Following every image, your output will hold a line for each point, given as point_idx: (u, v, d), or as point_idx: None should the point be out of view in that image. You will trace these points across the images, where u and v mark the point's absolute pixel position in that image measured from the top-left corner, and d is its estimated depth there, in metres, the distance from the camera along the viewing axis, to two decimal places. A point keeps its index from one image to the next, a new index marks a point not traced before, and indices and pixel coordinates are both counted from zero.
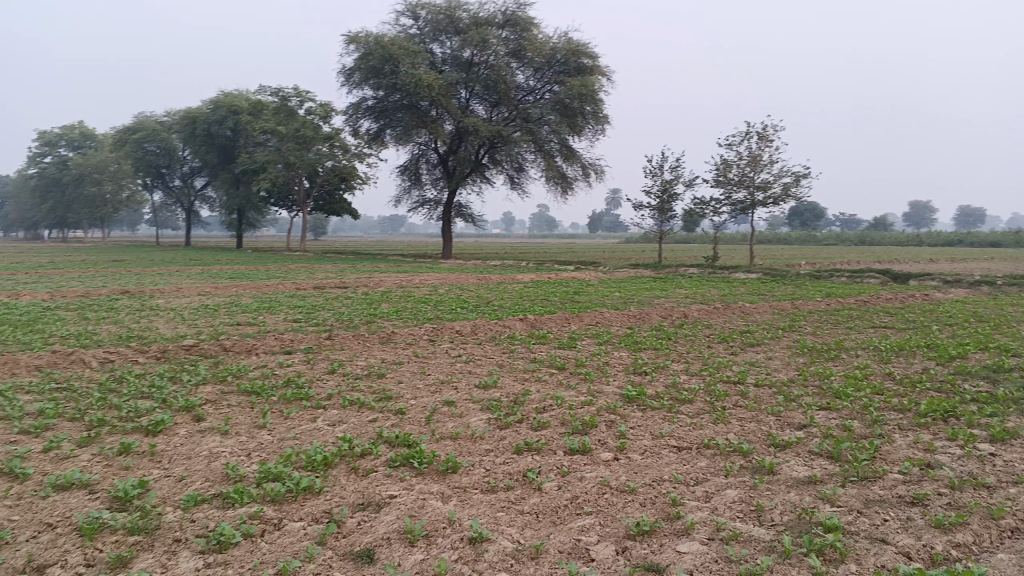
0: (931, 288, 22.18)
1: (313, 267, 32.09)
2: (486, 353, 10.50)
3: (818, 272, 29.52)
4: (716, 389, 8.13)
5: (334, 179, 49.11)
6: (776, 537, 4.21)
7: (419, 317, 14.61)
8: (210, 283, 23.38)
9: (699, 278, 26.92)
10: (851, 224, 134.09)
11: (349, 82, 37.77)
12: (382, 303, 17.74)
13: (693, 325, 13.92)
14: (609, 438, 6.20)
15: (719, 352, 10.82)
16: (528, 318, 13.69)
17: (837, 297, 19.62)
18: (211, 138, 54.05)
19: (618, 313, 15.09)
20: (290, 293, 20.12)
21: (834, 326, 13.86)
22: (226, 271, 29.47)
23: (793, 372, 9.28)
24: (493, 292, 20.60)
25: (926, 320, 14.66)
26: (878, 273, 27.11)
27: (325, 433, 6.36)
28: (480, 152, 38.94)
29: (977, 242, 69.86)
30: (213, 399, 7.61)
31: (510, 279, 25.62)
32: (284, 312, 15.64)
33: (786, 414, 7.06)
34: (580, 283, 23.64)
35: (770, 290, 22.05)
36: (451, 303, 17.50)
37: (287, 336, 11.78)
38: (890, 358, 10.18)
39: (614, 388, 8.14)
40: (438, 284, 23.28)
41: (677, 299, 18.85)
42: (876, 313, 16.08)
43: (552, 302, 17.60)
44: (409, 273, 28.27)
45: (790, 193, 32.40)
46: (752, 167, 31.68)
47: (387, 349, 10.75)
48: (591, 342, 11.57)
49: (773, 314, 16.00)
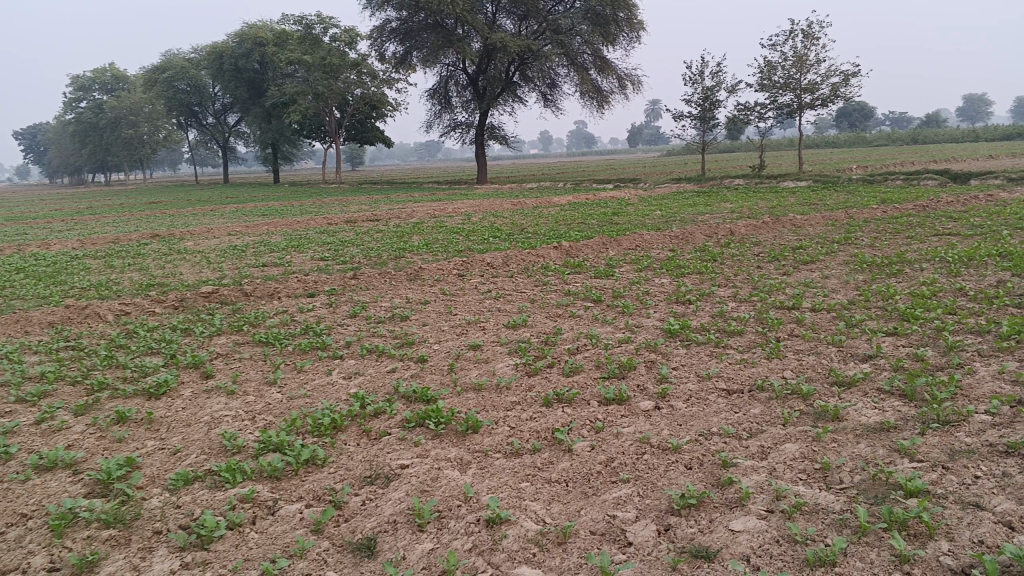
0: (995, 187, 20.86)
1: (346, 200, 31.54)
2: (520, 286, 9.86)
3: (872, 176, 28.15)
4: (767, 317, 7.39)
5: (364, 107, 48.27)
6: (847, 506, 3.58)
7: (450, 249, 13.98)
8: (242, 222, 22.97)
9: (746, 190, 25.76)
10: (900, 122, 129.13)
11: (371, 4, 36.48)
12: (413, 234, 17.10)
13: (741, 243, 13.04)
14: (649, 383, 5.56)
15: (769, 273, 10.00)
16: (563, 246, 12.98)
17: (893, 203, 18.50)
18: (239, 72, 53.12)
19: (659, 234, 14.26)
20: (320, 229, 19.61)
21: (895, 236, 12.86)
22: (260, 208, 29.13)
23: (852, 292, 8.48)
24: (528, 217, 19.85)
25: (995, 224, 13.56)
26: (936, 174, 25.63)
27: (338, 390, 5.83)
28: (511, 70, 37.64)
29: None
30: (226, 353, 7.14)
31: (547, 201, 24.76)
32: (313, 250, 15.13)
33: (850, 344, 6.33)
34: (620, 203, 22.72)
35: (820, 199, 20.95)
36: (485, 231, 16.80)
37: (311, 277, 11.26)
38: (960, 270, 9.31)
39: (655, 321, 7.46)
40: (472, 211, 22.60)
41: (723, 215, 17.84)
42: (937, 219, 15.02)
43: (590, 225, 16.78)
44: (443, 201, 27.60)
45: (839, 93, 30.74)
46: (798, 68, 30.00)
47: (415, 287, 10.17)
48: (631, 269, 10.83)
49: (825, 226, 15.03)
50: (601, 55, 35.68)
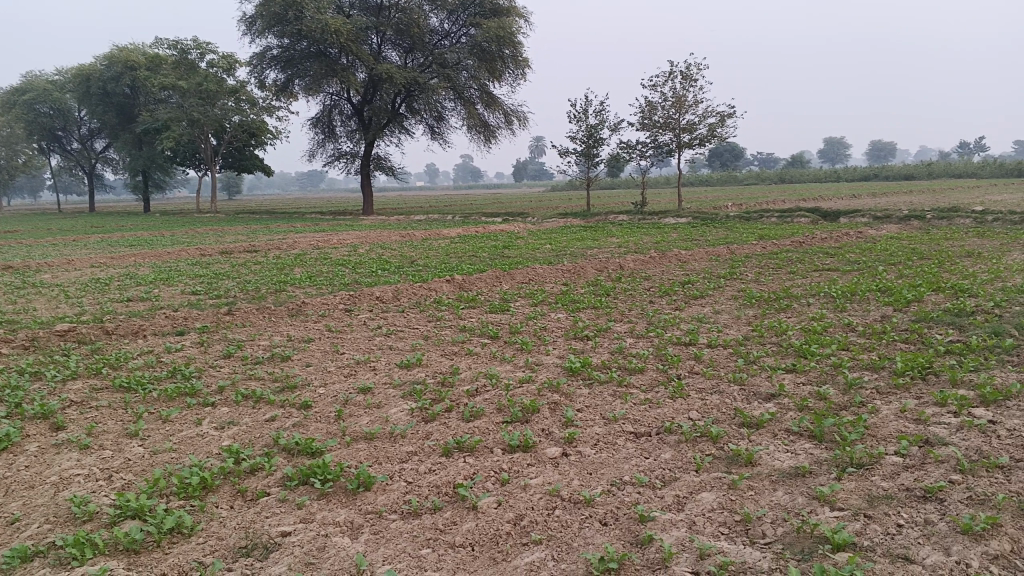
0: (862, 224, 21.98)
1: (223, 230, 30.19)
2: (410, 322, 9.41)
3: (748, 213, 29.23)
4: (666, 353, 7.23)
5: (243, 135, 46.71)
6: (776, 564, 3.34)
7: (335, 282, 13.36)
8: (107, 253, 21.45)
9: (630, 225, 26.21)
10: (769, 163, 136.37)
11: (251, 30, 35.36)
12: (295, 267, 16.36)
13: (631, 277, 13.05)
14: (554, 426, 5.24)
15: (663, 308, 9.95)
16: (454, 279, 12.61)
17: (772, 239, 19.12)
18: (108, 96, 50.46)
19: (551, 268, 14.11)
20: (193, 260, 18.51)
21: (778, 271, 13.17)
22: (128, 238, 27.42)
23: (746, 327, 8.49)
24: (416, 249, 19.39)
25: (869, 260, 14.12)
26: (807, 212, 26.82)
27: (211, 443, 5.24)
28: (397, 101, 37.26)
29: (891, 176, 71.28)
30: (80, 400, 6.36)
31: (436, 234, 24.40)
32: (185, 283, 14.16)
33: (751, 382, 6.22)
34: (508, 236, 22.62)
35: (703, 234, 21.49)
36: (372, 264, 16.24)
37: (182, 313, 10.43)
38: (845, 305, 9.52)
39: (554, 359, 7.18)
40: (358, 243, 21.93)
41: (611, 249, 17.96)
42: (815, 254, 15.54)
43: (480, 258, 16.51)
44: (327, 232, 26.82)
45: (715, 134, 31.92)
46: (677, 108, 30.97)
47: (297, 323, 9.55)
48: (525, 303, 10.57)
49: (711, 261, 15.29)
50: (488, 89, 35.87)
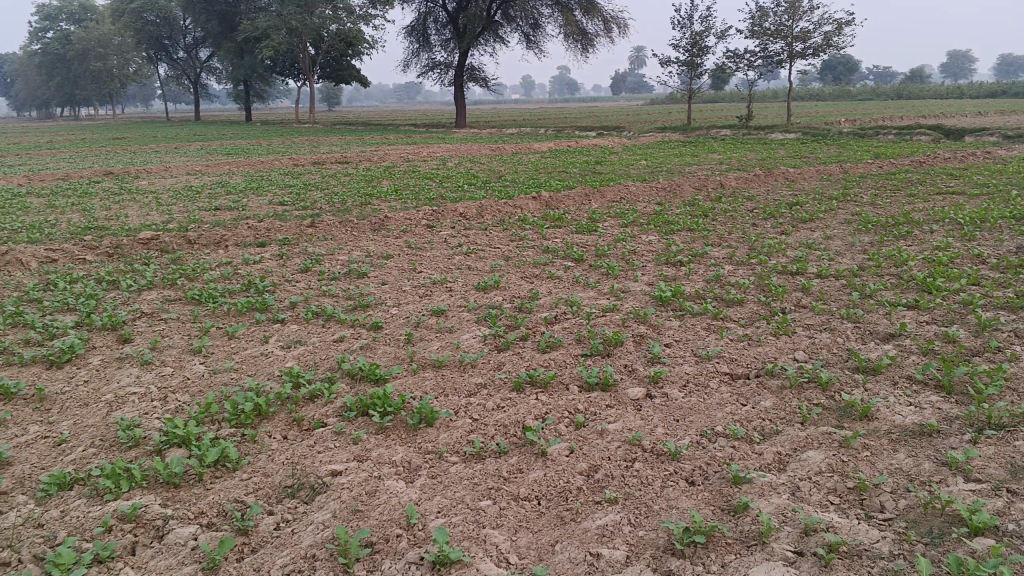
0: (991, 143, 20.15)
1: (317, 141, 30.24)
2: (493, 241, 8.94)
3: (863, 130, 27.28)
4: (770, 283, 6.55)
5: (339, 44, 46.45)
6: (893, 547, 2.80)
7: (421, 196, 12.99)
8: (203, 161, 21.71)
9: (733, 141, 24.86)
10: (885, 76, 128.27)
11: None
12: (382, 180, 16.08)
13: (733, 197, 12.18)
14: (639, 363, 4.71)
15: (767, 232, 9.15)
16: (542, 196, 12.03)
17: (888, 158, 17.72)
18: (210, 5, 50.86)
19: (645, 185, 13.34)
20: (285, 170, 18.49)
21: (896, 194, 12.05)
22: (226, 147, 27.77)
23: (860, 256, 7.67)
24: (506, 164, 18.84)
25: (1001, 183, 12.80)
26: (930, 129, 24.79)
27: (272, 364, 4.96)
28: (492, 8, 36.06)
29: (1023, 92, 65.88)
30: (150, 313, 6.19)
31: (527, 148, 23.74)
32: (273, 193, 14.06)
33: (868, 320, 5.51)
34: (603, 151, 21.75)
35: (811, 152, 20.14)
36: (460, 178, 15.78)
37: (264, 224, 10.26)
38: (976, 234, 8.52)
39: (643, 286, 6.59)
40: (448, 156, 21.53)
41: (712, 167, 16.96)
42: (938, 176, 14.22)
43: (572, 174, 15.84)
44: (418, 145, 26.48)
45: (831, 43, 29.70)
46: (791, 15, 28.85)
47: (377, 239, 9.21)
48: (615, 224, 9.95)
49: (820, 181, 14.19)
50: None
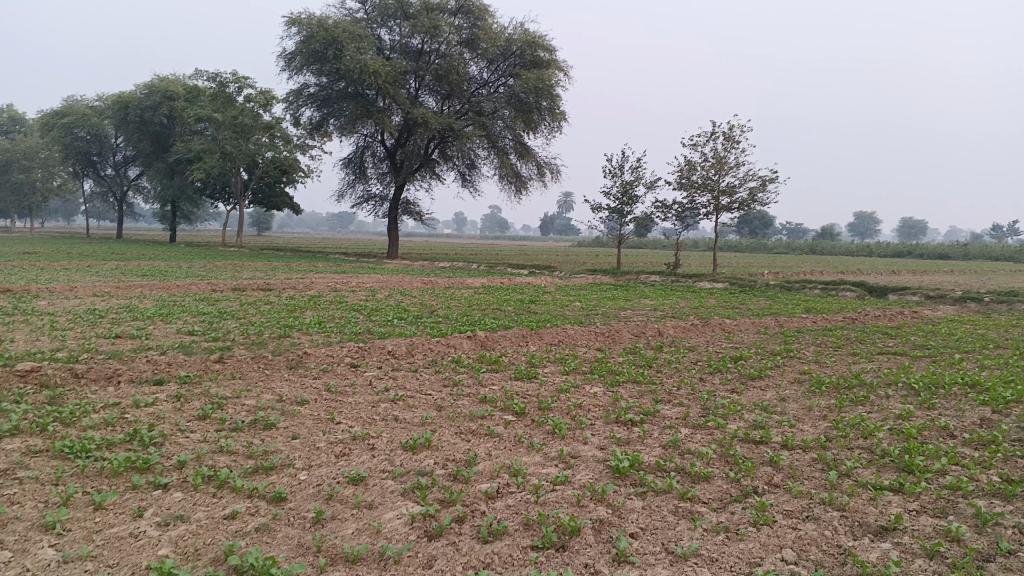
0: (914, 303, 20.65)
1: (240, 266, 29.27)
2: (423, 386, 8.12)
3: (788, 283, 27.86)
4: (733, 454, 5.83)
5: (273, 171, 46.24)
6: None
7: (345, 331, 12.16)
8: (114, 281, 20.50)
9: (664, 287, 25.01)
10: (796, 233, 135.53)
11: (289, 67, 34.92)
12: (305, 310, 15.21)
13: (674, 347, 11.71)
14: (602, 564, 3.87)
15: (717, 388, 8.58)
16: (477, 336, 11.34)
17: (819, 312, 17.85)
18: (144, 125, 50.32)
19: (583, 329, 12.82)
20: (201, 296, 17.47)
21: (837, 351, 11.81)
22: (144, 267, 26.56)
23: (822, 423, 7.09)
24: (437, 299, 18.25)
25: (938, 345, 12.70)
26: (853, 286, 25.41)
27: (146, 551, 3.93)
28: (430, 146, 36.53)
29: (925, 253, 69.85)
30: (3, 470, 5.06)
31: (459, 283, 23.33)
32: (184, 320, 13.05)
33: (855, 509, 4.81)
34: (536, 290, 21.47)
35: (742, 302, 20.25)
36: (389, 311, 15.07)
37: (167, 357, 9.21)
38: (933, 401, 8.08)
39: (595, 451, 5.81)
40: (377, 288, 20.88)
41: (647, 312, 16.68)
42: (874, 334, 14.16)
43: (506, 313, 15.31)
44: (346, 274, 25.78)
45: (756, 198, 30.77)
46: (717, 170, 29.88)
47: (294, 379, 8.28)
48: (556, 371, 9.27)
49: (759, 334, 13.96)
50: (523, 141, 35.25)
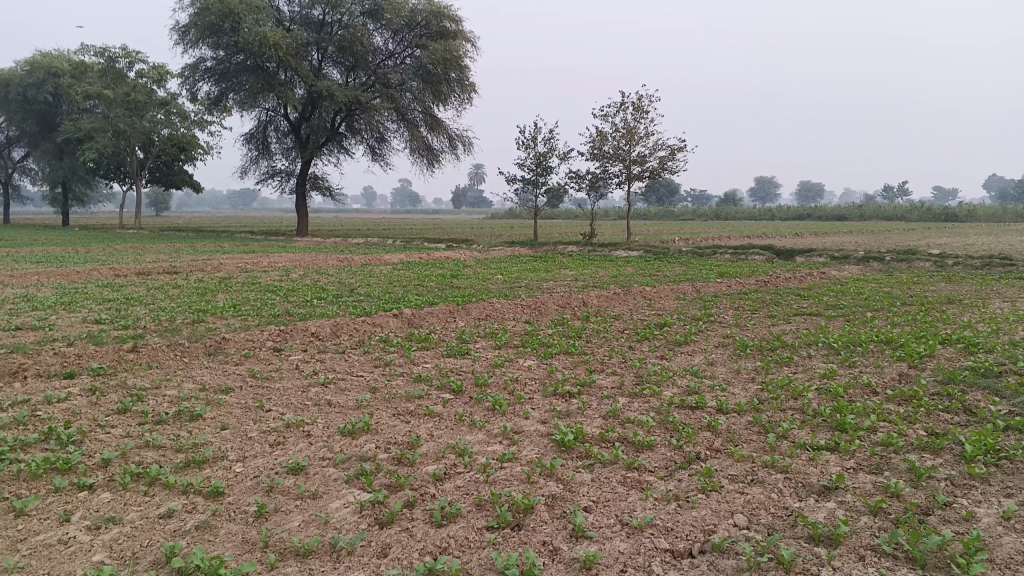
0: (820, 264, 21.42)
1: (143, 248, 28.00)
2: (353, 368, 7.90)
3: (700, 249, 28.53)
4: (674, 422, 5.87)
5: (172, 149, 44.36)
6: None
7: (264, 313, 11.76)
8: (7, 269, 19.30)
9: (581, 257, 25.22)
10: (702, 200, 138.93)
11: (184, 39, 33.40)
12: (218, 293, 14.66)
13: (600, 316, 11.79)
14: (562, 542, 3.82)
15: (647, 356, 8.65)
16: (403, 314, 11.14)
17: (733, 276, 18.31)
18: (28, 103, 47.40)
19: (509, 302, 12.76)
20: (104, 282, 16.62)
21: (756, 314, 12.12)
22: (37, 253, 25.13)
23: (752, 385, 7.24)
24: (355, 276, 17.89)
25: (850, 304, 13.18)
26: (762, 249, 26.15)
27: (77, 559, 3.66)
28: (337, 120, 35.66)
29: (825, 215, 72.67)
30: None
31: (376, 259, 22.95)
32: (89, 309, 12.38)
33: (797, 470, 4.90)
34: (455, 264, 21.30)
35: (658, 269, 20.60)
36: (307, 291, 14.67)
37: (75, 349, 8.69)
38: (853, 360, 8.36)
39: (537, 426, 5.75)
40: (291, 267, 20.32)
41: (568, 283, 16.76)
42: (788, 296, 14.60)
43: (428, 288, 15.12)
44: (257, 254, 25.00)
45: (666, 167, 31.26)
46: (627, 140, 30.18)
47: (215, 367, 7.93)
48: (487, 346, 9.18)
49: (679, 300, 14.21)
50: (433, 113, 34.80)
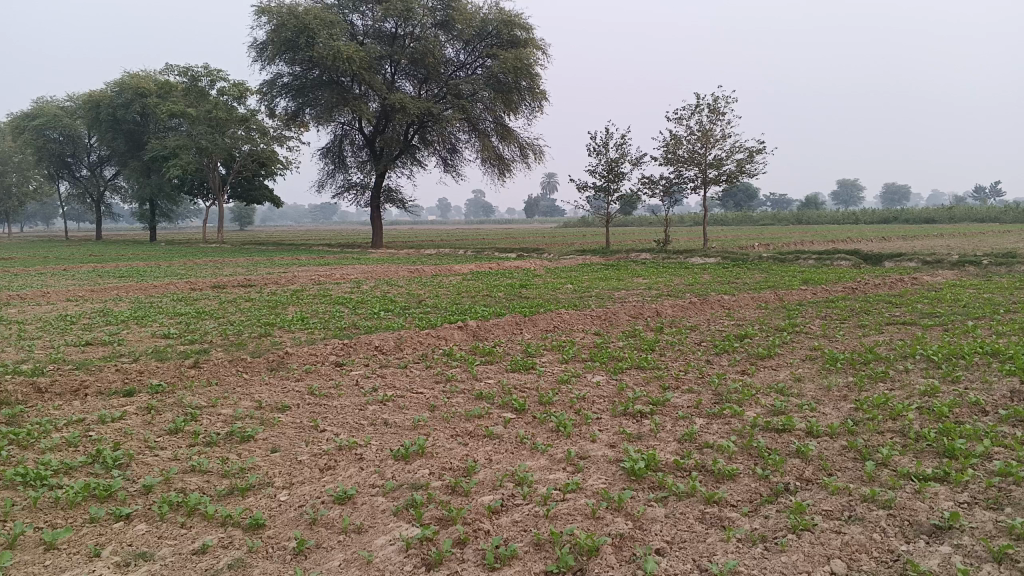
0: (912, 270, 20.27)
1: (221, 263, 28.56)
2: (413, 384, 7.55)
3: (780, 254, 27.48)
4: (757, 447, 5.31)
5: (251, 164, 45.39)
6: None
7: (330, 326, 11.60)
8: (90, 284, 19.85)
9: (655, 265, 24.60)
10: (781, 203, 135.58)
11: (262, 57, 34.02)
12: (288, 305, 14.63)
13: (676, 327, 11.21)
14: None
15: (728, 372, 8.06)
16: (468, 326, 10.79)
17: (818, 283, 17.40)
18: (117, 123, 49.21)
19: (579, 313, 12.29)
20: (179, 295, 16.84)
21: (844, 324, 11.33)
22: (121, 268, 25.86)
23: (844, 404, 6.59)
24: (424, 287, 17.71)
25: (949, 313, 12.24)
26: (847, 254, 24.98)
27: None
28: (410, 132, 35.81)
29: (913, 218, 69.68)
30: None
31: (447, 269, 22.83)
32: (161, 323, 12.45)
33: (903, 506, 4.28)
34: (526, 274, 20.93)
35: (737, 277, 19.81)
36: (375, 303, 14.49)
37: (138, 365, 8.61)
38: (957, 375, 7.59)
39: (606, 451, 5.28)
40: (362, 278, 20.33)
41: (642, 291, 16.21)
42: (879, 303, 13.72)
43: (497, 299, 14.78)
44: (329, 266, 25.21)
45: (743, 170, 30.27)
46: (702, 143, 29.32)
47: (274, 384, 7.69)
48: (554, 360, 8.73)
49: (760, 309, 13.51)
50: (504, 122, 34.65)
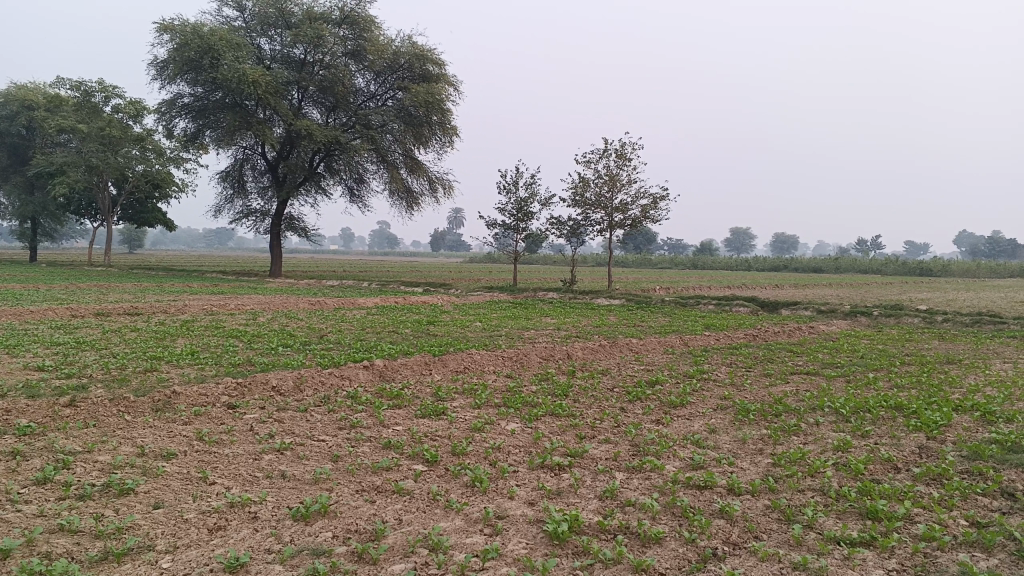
0: (808, 318, 21.00)
1: (106, 288, 26.95)
2: (314, 430, 7.04)
3: (683, 298, 28.02)
4: (681, 506, 5.10)
5: (145, 185, 43.44)
6: None
7: (225, 362, 10.91)
8: None
9: (561, 304, 24.64)
10: (679, 248, 140.15)
11: (162, 75, 32.71)
12: (178, 337, 13.76)
13: (587, 371, 11.04)
14: None
15: (642, 421, 7.88)
16: (374, 365, 10.30)
17: (721, 329, 17.74)
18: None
19: (489, 353, 11.99)
20: (58, 323, 15.65)
21: (751, 372, 11.42)
22: None
23: (762, 459, 6.47)
24: (327, 321, 17.11)
25: (847, 363, 12.54)
26: (746, 300, 25.65)
27: None
28: (315, 160, 35.03)
29: (802, 268, 72.82)
30: None
31: (349, 303, 22.20)
32: (34, 353, 11.43)
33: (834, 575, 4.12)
34: (432, 310, 20.55)
35: (642, 320, 20.01)
36: (273, 337, 13.79)
37: (4, 402, 7.76)
38: (866, 429, 7.64)
39: (526, 510, 4.96)
40: (260, 310, 19.49)
41: (550, 332, 16.05)
42: (780, 352, 14.00)
43: (402, 336, 14.31)
44: (226, 295, 24.16)
45: (648, 215, 30.86)
46: (609, 187, 29.77)
47: (159, 427, 7.04)
48: (464, 405, 8.37)
49: (668, 354, 13.54)
50: (413, 155, 34.37)
